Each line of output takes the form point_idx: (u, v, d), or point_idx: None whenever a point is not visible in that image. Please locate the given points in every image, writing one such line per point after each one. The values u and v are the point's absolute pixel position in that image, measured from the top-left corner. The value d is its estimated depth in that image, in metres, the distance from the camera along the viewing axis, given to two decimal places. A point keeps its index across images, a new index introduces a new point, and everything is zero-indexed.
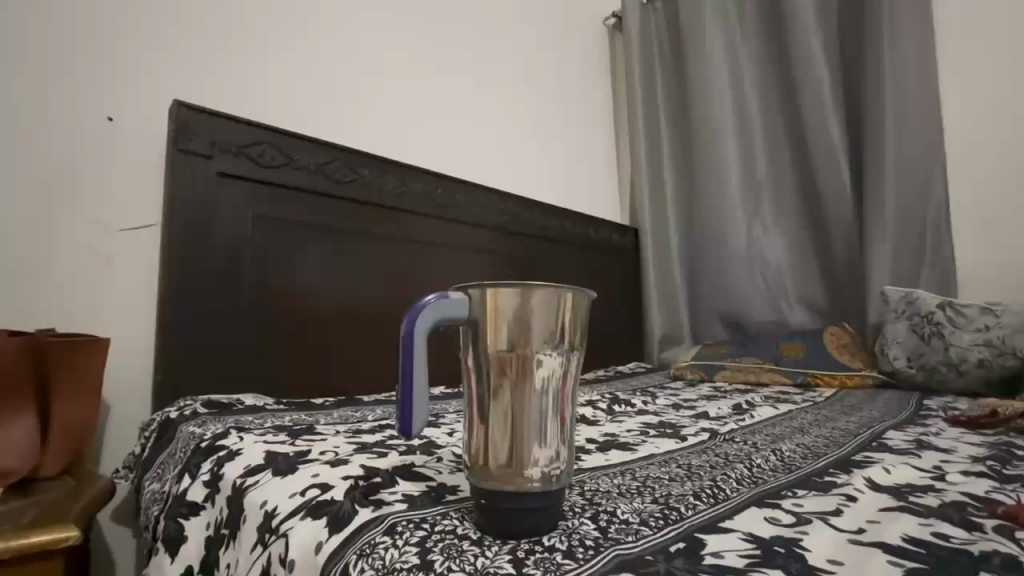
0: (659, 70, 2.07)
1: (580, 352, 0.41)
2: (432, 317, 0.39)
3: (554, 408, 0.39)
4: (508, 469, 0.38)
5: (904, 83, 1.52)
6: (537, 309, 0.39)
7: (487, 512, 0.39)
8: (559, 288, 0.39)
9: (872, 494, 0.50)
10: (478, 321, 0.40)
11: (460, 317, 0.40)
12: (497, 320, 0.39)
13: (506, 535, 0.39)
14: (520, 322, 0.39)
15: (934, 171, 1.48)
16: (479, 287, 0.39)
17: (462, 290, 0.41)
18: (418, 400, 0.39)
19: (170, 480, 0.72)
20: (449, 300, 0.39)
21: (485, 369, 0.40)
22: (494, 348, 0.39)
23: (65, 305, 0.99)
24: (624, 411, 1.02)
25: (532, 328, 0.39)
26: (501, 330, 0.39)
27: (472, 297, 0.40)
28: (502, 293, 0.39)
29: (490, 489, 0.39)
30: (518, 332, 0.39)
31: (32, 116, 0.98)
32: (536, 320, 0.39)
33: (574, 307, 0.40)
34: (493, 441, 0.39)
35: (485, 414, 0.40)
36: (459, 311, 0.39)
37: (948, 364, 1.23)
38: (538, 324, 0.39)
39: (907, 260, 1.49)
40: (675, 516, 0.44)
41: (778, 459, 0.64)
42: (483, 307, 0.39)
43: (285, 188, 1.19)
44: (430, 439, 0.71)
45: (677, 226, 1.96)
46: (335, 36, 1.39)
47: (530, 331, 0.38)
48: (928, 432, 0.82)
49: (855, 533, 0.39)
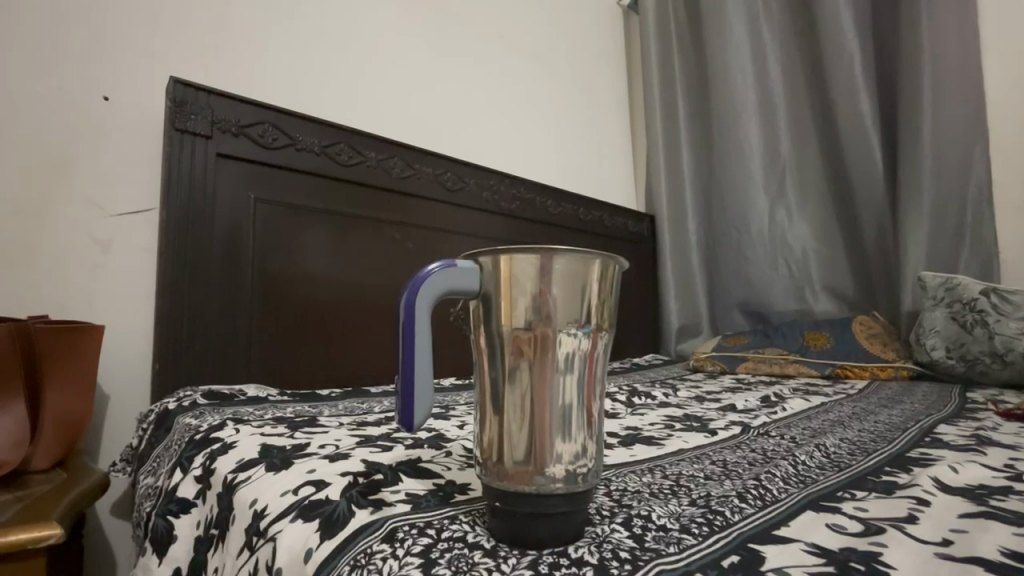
0: (678, 48, 1.97)
1: (612, 332, 0.35)
2: (436, 288, 0.33)
3: (581, 398, 0.34)
4: (526, 466, 0.32)
5: (942, 53, 1.42)
6: (561, 276, 0.33)
7: (501, 517, 0.34)
8: (588, 253, 0.33)
9: (946, 496, 0.43)
10: (491, 294, 0.34)
11: (469, 289, 0.34)
12: (512, 292, 0.33)
13: (527, 545, 0.33)
14: (540, 296, 0.33)
15: (976, 146, 1.40)
16: (492, 254, 0.34)
17: (472, 258, 0.35)
18: (421, 387, 0.33)
19: (164, 475, 0.67)
20: (456, 269, 0.33)
21: (499, 351, 0.34)
22: (509, 325, 0.33)
23: (60, 293, 0.95)
24: (644, 404, 0.96)
25: (554, 303, 0.32)
26: (517, 305, 0.33)
27: (484, 266, 0.34)
28: (518, 260, 0.33)
29: (506, 491, 0.33)
30: (537, 307, 0.33)
31: (23, 94, 0.94)
32: (559, 291, 0.33)
33: (605, 276, 0.34)
34: (510, 436, 0.33)
35: (497, 403, 0.34)
36: (468, 282, 0.34)
37: (991, 354, 1.14)
38: (561, 295, 0.33)
39: (945, 245, 1.40)
40: (720, 522, 0.38)
41: (824, 456, 0.58)
42: (497, 278, 0.34)
43: (288, 170, 1.14)
44: (438, 431, 0.66)
45: (695, 212, 1.89)
46: (340, 12, 1.34)
47: (551, 306, 0.32)
48: (983, 427, 0.74)
49: (941, 546, 0.34)
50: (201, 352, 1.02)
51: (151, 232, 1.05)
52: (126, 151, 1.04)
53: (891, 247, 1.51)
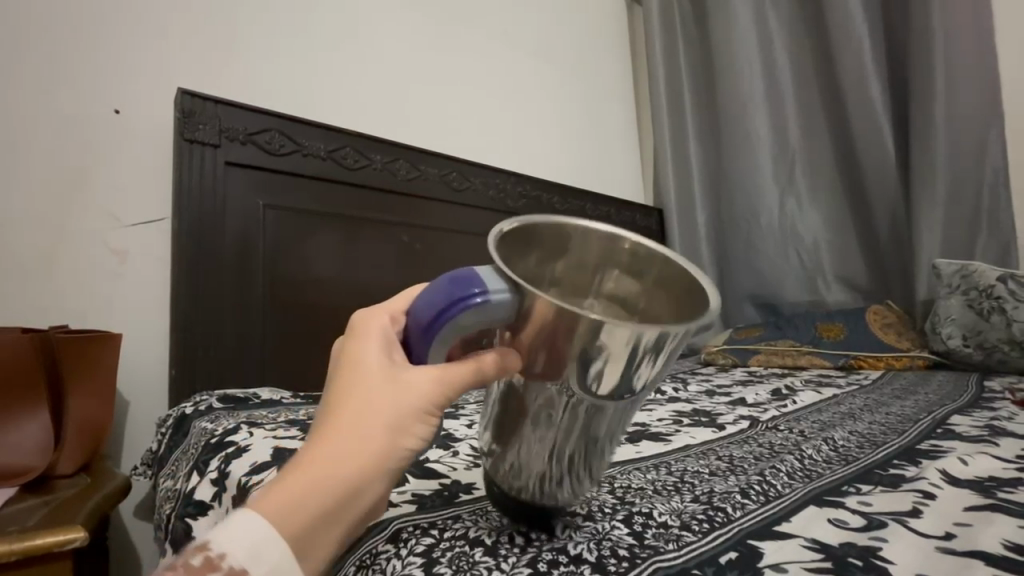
0: (682, 38, 1.94)
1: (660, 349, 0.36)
2: (465, 321, 0.28)
3: (589, 437, 0.33)
4: (514, 473, 0.34)
5: (954, 34, 1.38)
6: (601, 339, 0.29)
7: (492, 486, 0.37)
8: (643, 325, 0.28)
9: (953, 489, 0.43)
10: (522, 323, 0.30)
11: (498, 321, 0.29)
12: (545, 332, 0.29)
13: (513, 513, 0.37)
14: (572, 348, 0.29)
15: (991, 128, 1.37)
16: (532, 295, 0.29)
17: (510, 278, 0.29)
18: None
19: (182, 478, 0.69)
20: (488, 306, 0.28)
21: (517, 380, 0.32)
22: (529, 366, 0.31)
23: (78, 302, 0.98)
24: (654, 399, 0.96)
25: (585, 358, 0.29)
26: (547, 347, 0.30)
27: (522, 295, 0.29)
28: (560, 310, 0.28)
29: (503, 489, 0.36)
30: (568, 357, 0.30)
31: (37, 109, 0.96)
32: (594, 348, 0.29)
33: (682, 297, 0.36)
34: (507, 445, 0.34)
35: (504, 423, 0.34)
36: (498, 315, 0.29)
37: (1010, 341, 1.12)
38: (600, 345, 0.29)
39: (959, 229, 1.38)
40: (721, 518, 0.38)
41: (831, 450, 0.57)
42: (533, 314, 0.29)
43: (295, 175, 1.15)
44: (446, 431, 0.67)
45: (704, 205, 1.87)
46: (344, 16, 1.35)
47: (582, 361, 0.30)
48: (998, 416, 0.73)
49: (942, 540, 0.34)
50: (215, 358, 1.04)
51: (162, 241, 1.07)
52: (138, 162, 1.06)
53: (906, 235, 1.49)
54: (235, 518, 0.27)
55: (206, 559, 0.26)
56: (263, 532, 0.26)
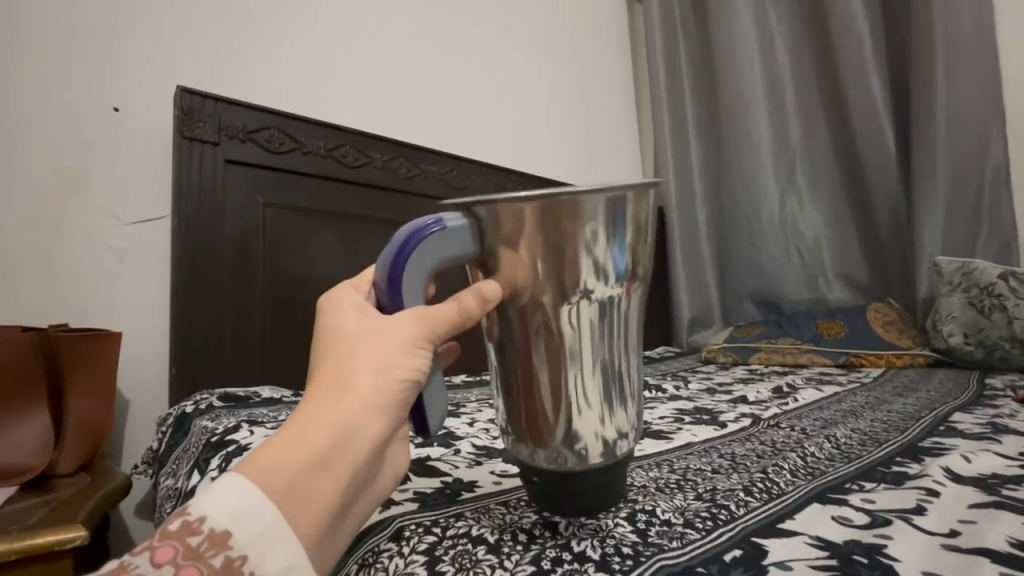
0: (682, 35, 1.94)
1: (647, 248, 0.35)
2: (433, 243, 0.32)
3: (611, 352, 0.35)
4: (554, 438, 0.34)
5: (956, 33, 1.38)
6: (582, 224, 0.32)
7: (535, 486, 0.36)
8: (613, 188, 0.32)
9: (956, 486, 0.43)
10: (488, 244, 0.33)
11: (465, 242, 0.33)
12: (518, 245, 0.33)
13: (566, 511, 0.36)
14: (557, 254, 0.32)
15: (992, 127, 1.36)
16: (488, 205, 0.32)
17: (465, 209, 0.34)
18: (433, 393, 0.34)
19: (183, 476, 0.69)
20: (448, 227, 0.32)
21: (510, 313, 0.34)
22: (515, 284, 0.34)
23: (78, 301, 0.98)
24: (655, 397, 0.95)
25: (572, 257, 0.32)
26: (531, 258, 0.33)
27: (480, 215, 0.33)
28: (523, 212, 0.32)
29: (550, 469, 0.35)
30: (557, 262, 0.33)
31: (35, 109, 0.96)
32: (574, 242, 0.32)
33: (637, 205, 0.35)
34: (538, 414, 0.34)
35: (537, 395, 0.34)
36: (461, 235, 0.33)
37: (1011, 339, 1.12)
38: (580, 239, 0.32)
39: (960, 227, 1.38)
40: (724, 516, 0.38)
41: (833, 447, 0.57)
42: (496, 227, 0.33)
43: (294, 173, 1.15)
44: (448, 429, 0.67)
45: (704, 203, 1.86)
46: (344, 14, 1.34)
47: (570, 261, 0.33)
48: (1000, 414, 0.73)
49: (947, 538, 0.34)
50: (216, 357, 1.04)
51: (162, 240, 1.07)
52: (138, 161, 1.06)
53: (907, 233, 1.49)
54: (220, 483, 0.27)
55: (184, 523, 0.26)
56: (251, 496, 0.26)
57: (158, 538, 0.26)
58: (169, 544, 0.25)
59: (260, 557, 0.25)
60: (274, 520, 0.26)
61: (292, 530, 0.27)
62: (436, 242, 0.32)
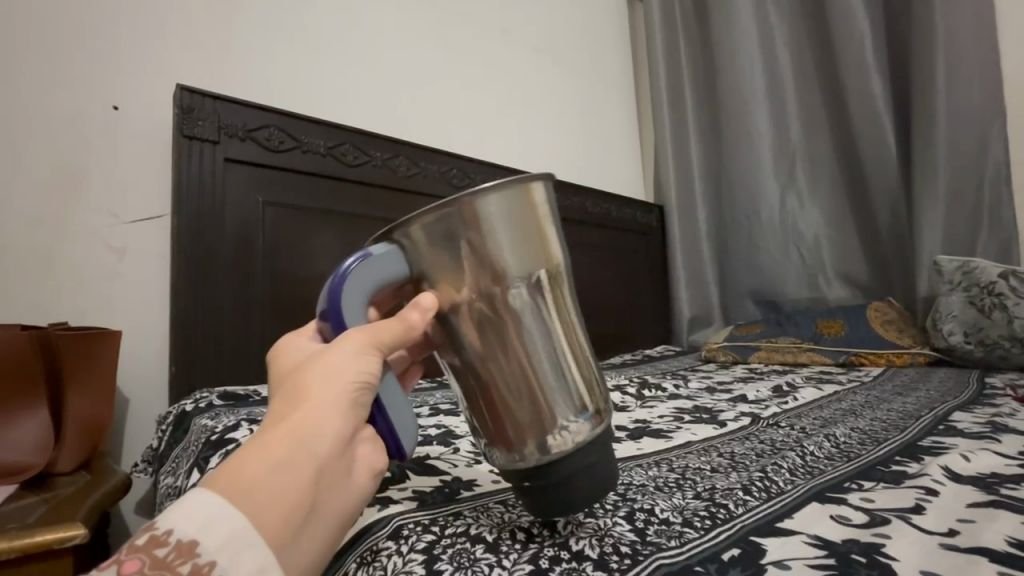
0: (682, 33, 1.93)
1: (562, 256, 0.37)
2: (361, 278, 0.33)
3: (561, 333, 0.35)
4: (531, 433, 0.34)
5: (956, 32, 1.38)
6: (489, 224, 0.33)
7: (533, 493, 0.34)
8: (506, 182, 0.33)
9: (955, 485, 0.43)
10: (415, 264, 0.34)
11: (395, 269, 0.34)
12: (438, 257, 0.34)
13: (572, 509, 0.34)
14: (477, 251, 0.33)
15: (992, 127, 1.36)
16: (402, 229, 0.34)
17: (386, 241, 0.35)
18: (397, 414, 0.35)
19: (183, 474, 0.69)
20: (373, 259, 0.33)
21: (454, 322, 0.34)
22: (451, 297, 0.34)
23: (77, 300, 0.98)
24: (654, 396, 0.95)
25: (493, 254, 0.33)
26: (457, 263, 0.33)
27: (399, 243, 0.34)
28: (432, 225, 0.33)
29: (536, 465, 0.34)
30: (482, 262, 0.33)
31: (35, 107, 0.96)
32: (492, 240, 0.33)
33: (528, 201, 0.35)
34: (507, 416, 0.34)
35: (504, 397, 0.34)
36: (391, 263, 0.34)
37: (1012, 338, 1.12)
38: (494, 235, 0.33)
39: (961, 226, 1.38)
40: (723, 515, 0.38)
41: (833, 446, 0.57)
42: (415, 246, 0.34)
43: (294, 172, 1.15)
44: (447, 428, 0.67)
45: (704, 201, 1.86)
46: (343, 13, 1.34)
47: (494, 257, 0.33)
48: (1000, 412, 0.73)
49: (946, 537, 0.34)
50: (215, 355, 1.04)
51: (162, 239, 1.07)
52: (138, 159, 1.06)
53: (907, 232, 1.49)
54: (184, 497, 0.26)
55: (151, 536, 0.25)
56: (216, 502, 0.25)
57: (123, 552, 0.24)
58: (137, 556, 0.24)
59: (229, 560, 0.24)
60: (240, 523, 0.25)
61: (262, 533, 0.26)
62: (365, 274, 0.33)
